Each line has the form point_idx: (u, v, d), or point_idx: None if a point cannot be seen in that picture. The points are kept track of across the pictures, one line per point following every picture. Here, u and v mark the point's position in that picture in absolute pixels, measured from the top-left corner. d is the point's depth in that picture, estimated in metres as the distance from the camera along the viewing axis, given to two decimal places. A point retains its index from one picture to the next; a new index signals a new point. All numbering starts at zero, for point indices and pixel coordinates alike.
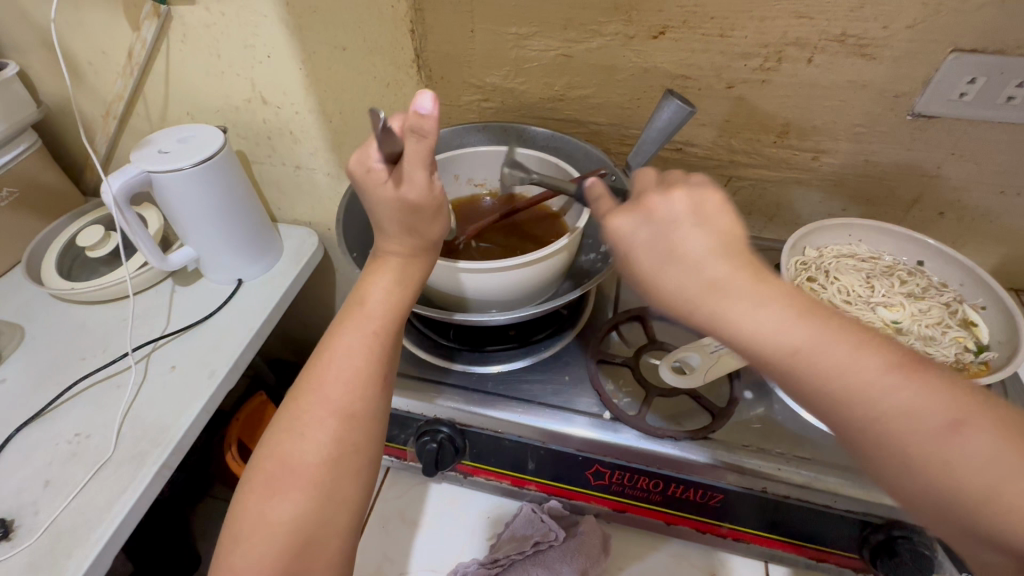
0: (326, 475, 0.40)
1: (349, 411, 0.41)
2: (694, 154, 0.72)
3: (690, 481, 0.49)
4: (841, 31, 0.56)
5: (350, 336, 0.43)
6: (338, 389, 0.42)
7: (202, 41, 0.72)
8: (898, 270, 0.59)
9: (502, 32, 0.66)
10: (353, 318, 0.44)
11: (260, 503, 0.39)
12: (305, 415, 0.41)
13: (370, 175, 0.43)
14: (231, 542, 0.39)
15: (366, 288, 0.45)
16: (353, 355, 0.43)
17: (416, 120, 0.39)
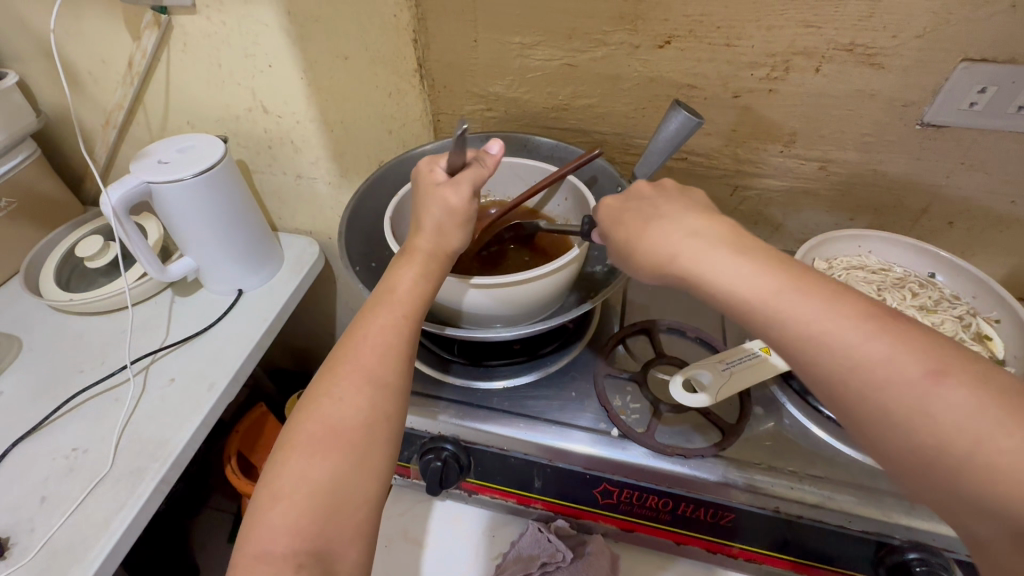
0: (361, 439, 0.38)
1: (384, 381, 0.41)
2: (699, 163, 0.71)
3: (701, 500, 0.47)
4: (849, 40, 0.56)
5: (384, 310, 0.43)
6: (376, 358, 0.41)
7: (203, 50, 0.72)
8: (909, 282, 0.58)
9: (506, 41, 0.66)
10: (385, 293, 0.44)
11: (299, 466, 0.37)
12: (339, 379, 0.40)
13: (428, 176, 0.47)
14: (258, 509, 0.36)
15: (400, 264, 0.46)
16: (390, 327, 0.43)
17: (484, 153, 0.47)
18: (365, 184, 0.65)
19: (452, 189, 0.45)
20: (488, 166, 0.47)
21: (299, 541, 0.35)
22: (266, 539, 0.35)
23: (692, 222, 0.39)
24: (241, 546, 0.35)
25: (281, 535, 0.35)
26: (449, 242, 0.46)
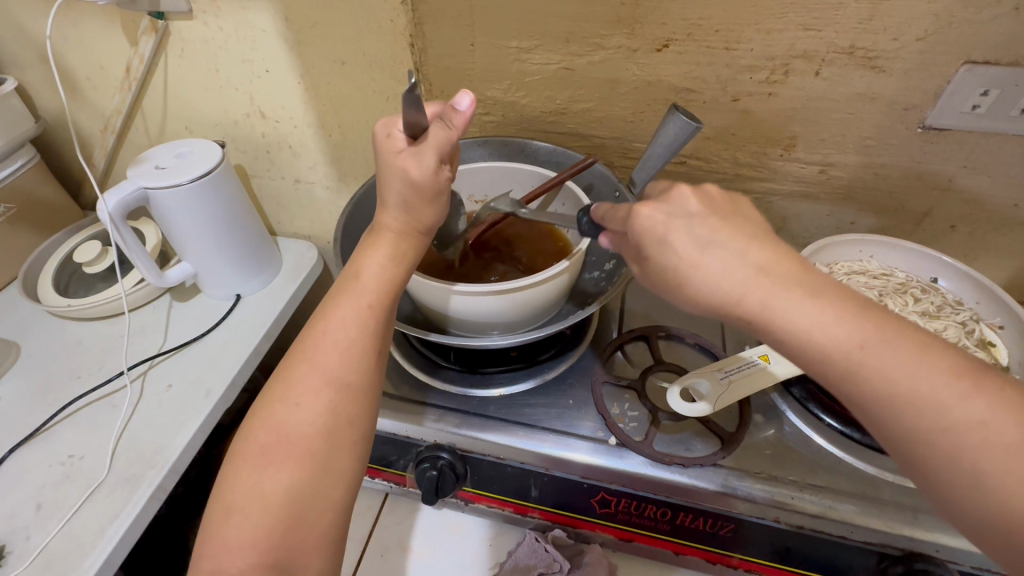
0: (318, 445, 0.38)
1: (343, 383, 0.40)
2: (699, 167, 0.71)
3: (700, 510, 0.47)
4: (850, 43, 0.55)
5: (343, 304, 0.42)
6: (334, 358, 0.40)
7: (200, 55, 0.72)
8: (911, 288, 0.57)
9: (503, 45, 0.65)
10: (347, 285, 0.43)
11: (253, 475, 0.37)
12: (295, 383, 0.39)
13: (387, 144, 0.43)
14: (219, 521, 0.37)
15: (363, 254, 0.44)
16: (349, 325, 0.41)
17: (449, 112, 0.43)
18: (361, 190, 0.64)
19: (416, 157, 0.42)
20: (449, 124, 0.43)
21: (257, 553, 0.35)
22: (229, 554, 0.35)
23: (711, 256, 0.35)
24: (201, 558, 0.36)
25: (239, 547, 0.35)
26: (417, 221, 0.45)
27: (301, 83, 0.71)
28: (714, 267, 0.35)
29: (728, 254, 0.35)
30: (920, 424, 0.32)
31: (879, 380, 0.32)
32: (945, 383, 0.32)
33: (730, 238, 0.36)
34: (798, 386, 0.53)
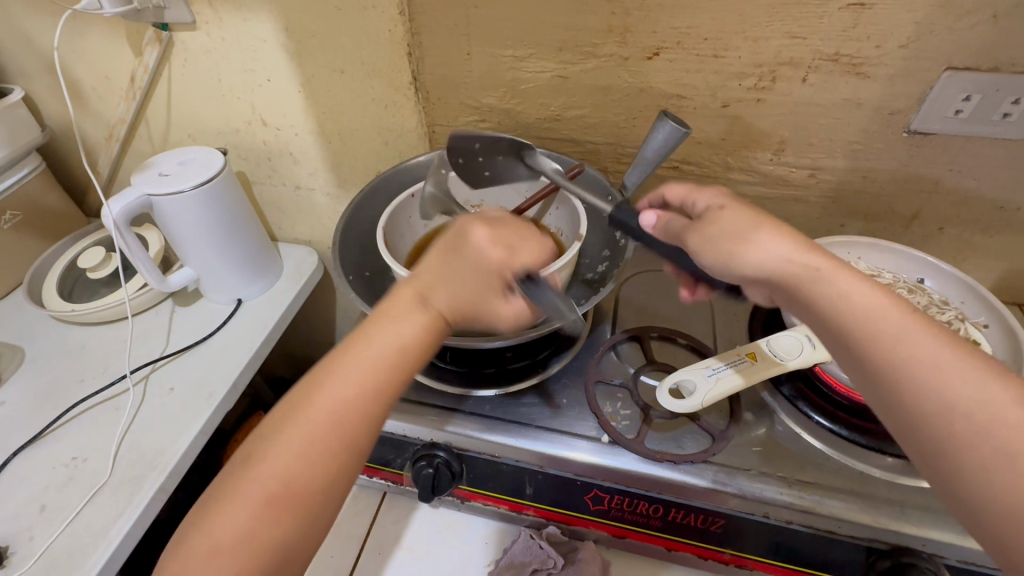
0: (317, 502, 0.38)
1: (360, 444, 0.39)
2: (691, 172, 0.72)
3: (691, 506, 0.48)
4: (835, 50, 0.57)
5: (369, 359, 0.40)
6: (356, 419, 0.39)
7: (202, 65, 0.73)
8: (898, 289, 0.58)
9: (498, 54, 0.67)
10: (377, 334, 0.41)
11: (253, 519, 0.36)
12: (303, 430, 0.38)
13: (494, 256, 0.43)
14: (199, 532, 0.37)
15: (401, 311, 0.41)
16: (378, 387, 0.40)
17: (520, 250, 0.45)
18: (359, 194, 0.65)
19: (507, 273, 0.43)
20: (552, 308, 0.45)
21: None
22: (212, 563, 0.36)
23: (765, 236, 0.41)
24: (185, 561, 0.36)
25: None
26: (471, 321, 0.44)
27: (302, 91, 0.72)
28: (767, 243, 0.40)
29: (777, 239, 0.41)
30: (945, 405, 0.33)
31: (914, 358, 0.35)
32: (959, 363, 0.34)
33: (779, 226, 0.42)
34: (788, 385, 0.54)
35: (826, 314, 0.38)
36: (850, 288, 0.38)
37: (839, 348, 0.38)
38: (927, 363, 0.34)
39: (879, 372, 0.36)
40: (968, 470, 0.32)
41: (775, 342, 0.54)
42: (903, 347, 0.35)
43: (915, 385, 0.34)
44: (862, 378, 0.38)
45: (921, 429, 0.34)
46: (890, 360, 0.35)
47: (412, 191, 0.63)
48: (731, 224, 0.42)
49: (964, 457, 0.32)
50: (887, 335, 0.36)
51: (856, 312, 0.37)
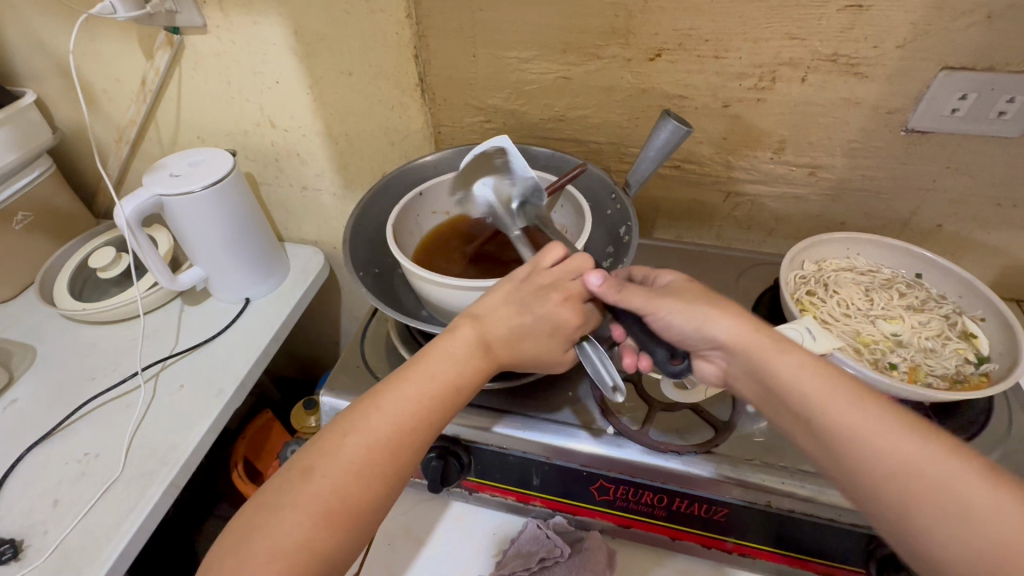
0: (369, 522, 0.41)
1: (409, 468, 0.43)
2: (693, 171, 0.73)
3: (695, 495, 0.49)
4: (832, 51, 0.58)
5: (431, 391, 0.44)
6: (411, 445, 0.43)
7: (213, 68, 0.75)
8: (897, 284, 0.59)
9: (504, 56, 0.68)
10: (440, 367, 0.45)
11: (309, 531, 0.38)
12: (363, 452, 0.41)
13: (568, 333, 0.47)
14: (243, 533, 0.39)
15: (465, 350, 0.46)
16: (428, 416, 0.44)
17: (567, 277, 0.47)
18: (368, 193, 0.67)
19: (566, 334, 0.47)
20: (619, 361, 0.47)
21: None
22: (247, 548, 0.38)
23: (718, 319, 0.44)
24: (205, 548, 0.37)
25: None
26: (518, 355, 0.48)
27: (310, 93, 0.74)
28: (726, 322, 0.44)
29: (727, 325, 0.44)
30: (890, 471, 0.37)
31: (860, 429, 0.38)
32: (898, 424, 0.38)
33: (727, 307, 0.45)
34: None
35: (783, 389, 0.42)
36: (799, 363, 0.42)
37: (795, 423, 0.41)
38: (869, 427, 0.38)
39: (831, 440, 0.39)
40: (933, 528, 0.35)
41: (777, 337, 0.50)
42: (850, 414, 0.39)
43: (863, 451, 0.38)
44: (818, 450, 0.40)
45: (882, 494, 0.37)
46: (841, 430, 0.39)
47: (420, 190, 0.65)
48: (693, 300, 0.46)
49: (925, 516, 0.35)
50: (834, 406, 0.40)
51: (804, 386, 0.41)
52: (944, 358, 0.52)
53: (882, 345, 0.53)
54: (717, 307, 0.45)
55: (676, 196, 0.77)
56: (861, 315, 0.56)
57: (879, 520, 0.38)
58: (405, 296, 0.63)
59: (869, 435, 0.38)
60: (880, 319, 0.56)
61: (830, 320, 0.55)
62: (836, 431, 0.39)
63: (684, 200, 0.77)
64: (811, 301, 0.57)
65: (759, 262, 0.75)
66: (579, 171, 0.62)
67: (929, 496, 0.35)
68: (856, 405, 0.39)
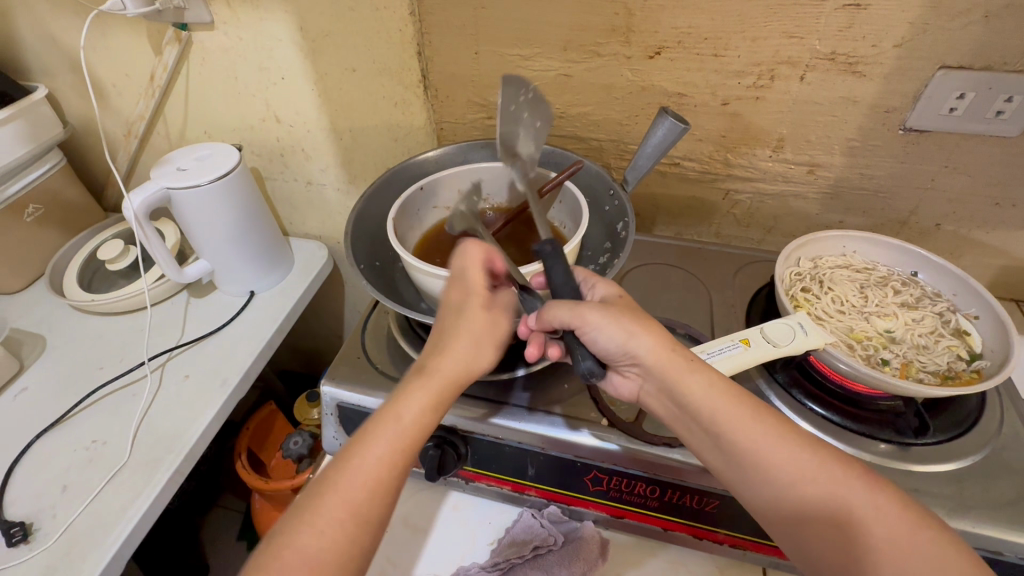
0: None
1: (366, 517, 0.43)
2: (692, 169, 0.74)
3: (687, 486, 0.49)
4: (831, 50, 0.58)
5: (379, 451, 0.45)
6: (364, 494, 0.43)
7: (220, 64, 0.76)
8: (892, 281, 0.59)
9: (505, 53, 0.69)
10: (380, 426, 0.46)
11: None
12: (316, 508, 0.42)
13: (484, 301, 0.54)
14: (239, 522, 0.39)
15: (401, 400, 0.48)
16: (379, 464, 0.44)
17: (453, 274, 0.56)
18: (370, 188, 0.68)
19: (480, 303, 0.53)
20: (559, 327, 0.48)
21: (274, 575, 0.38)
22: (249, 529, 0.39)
23: (641, 335, 0.47)
24: None
25: None
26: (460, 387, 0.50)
27: (314, 89, 0.75)
28: (649, 339, 0.46)
29: (648, 344, 0.46)
30: (789, 481, 0.41)
31: (760, 448, 0.43)
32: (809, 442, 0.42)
33: (649, 324, 0.48)
34: (782, 372, 0.56)
35: (694, 408, 0.45)
36: (707, 383, 0.45)
37: (705, 438, 0.45)
38: (765, 444, 0.43)
39: (740, 456, 0.43)
40: (824, 525, 0.40)
41: (767, 329, 0.53)
42: (754, 430, 0.44)
43: (764, 465, 0.42)
44: (725, 464, 0.44)
45: (785, 500, 0.41)
46: (745, 445, 0.43)
47: (420, 184, 0.65)
48: (623, 315, 0.47)
49: (818, 519, 0.40)
50: (736, 422, 0.44)
51: (709, 403, 0.45)
52: (936, 354, 0.53)
53: (874, 341, 0.54)
54: (641, 325, 0.47)
55: (675, 193, 0.78)
56: (856, 312, 0.56)
57: (780, 525, 0.42)
58: (405, 289, 0.64)
59: (769, 449, 0.43)
60: (874, 316, 0.56)
61: (823, 316, 0.56)
62: (742, 444, 0.43)
63: (683, 197, 0.78)
64: (805, 297, 0.57)
65: (757, 259, 0.75)
66: (575, 168, 0.62)
67: (817, 503, 0.40)
68: (757, 422, 0.44)
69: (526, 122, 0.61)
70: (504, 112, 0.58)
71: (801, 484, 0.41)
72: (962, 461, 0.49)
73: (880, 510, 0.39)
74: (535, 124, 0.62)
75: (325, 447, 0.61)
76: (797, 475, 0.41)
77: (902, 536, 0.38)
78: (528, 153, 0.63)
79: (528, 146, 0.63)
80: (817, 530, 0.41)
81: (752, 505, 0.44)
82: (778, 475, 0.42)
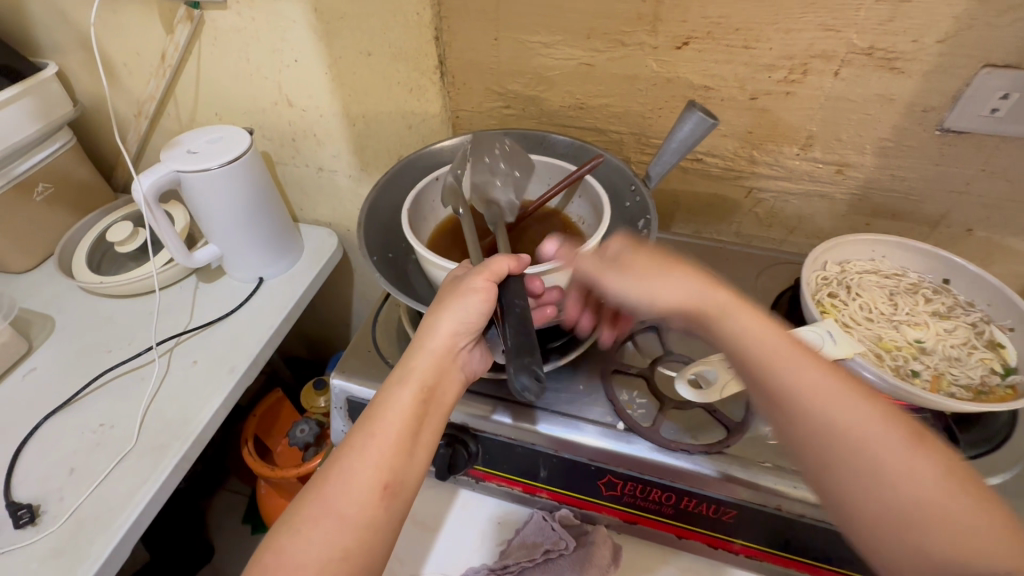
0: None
1: (353, 521, 0.42)
2: (715, 165, 0.72)
3: (704, 495, 0.48)
4: (869, 44, 0.56)
5: (360, 471, 0.43)
6: (349, 498, 0.42)
7: (232, 45, 0.74)
8: (923, 289, 0.57)
9: (527, 41, 0.66)
10: (357, 444, 0.44)
11: None
12: (311, 514, 0.42)
13: (485, 273, 0.48)
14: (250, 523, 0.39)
15: (378, 414, 0.46)
16: (364, 465, 0.43)
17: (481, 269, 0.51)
18: (384, 178, 0.66)
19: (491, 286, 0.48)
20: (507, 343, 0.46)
21: None
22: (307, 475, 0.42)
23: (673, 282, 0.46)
24: None
25: None
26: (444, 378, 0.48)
27: (328, 72, 0.73)
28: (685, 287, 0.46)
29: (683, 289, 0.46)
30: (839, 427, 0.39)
31: (808, 392, 0.40)
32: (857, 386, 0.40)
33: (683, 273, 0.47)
34: None
35: (732, 347, 0.43)
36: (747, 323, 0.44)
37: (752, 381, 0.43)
38: (813, 389, 0.40)
39: (786, 394, 0.41)
40: (867, 480, 0.38)
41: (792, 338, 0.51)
42: (800, 372, 0.41)
43: (811, 409, 0.40)
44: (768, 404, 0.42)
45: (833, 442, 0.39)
46: (790, 384, 0.41)
47: (436, 174, 0.64)
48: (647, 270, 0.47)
49: (860, 472, 0.38)
50: (799, 373, 0.41)
51: (770, 352, 0.42)
52: (969, 367, 0.51)
53: (904, 351, 0.52)
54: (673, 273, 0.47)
55: (696, 189, 0.75)
56: (884, 319, 0.54)
57: (825, 475, 0.40)
58: (419, 283, 0.62)
59: (821, 396, 0.40)
60: (904, 325, 0.54)
61: (851, 323, 0.54)
62: (789, 385, 0.41)
63: (704, 194, 0.75)
64: (832, 303, 0.55)
65: (778, 261, 0.73)
66: (597, 160, 0.60)
67: (856, 448, 0.39)
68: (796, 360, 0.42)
69: (502, 172, 0.65)
70: (475, 162, 0.65)
71: (851, 441, 0.39)
72: (992, 479, 0.47)
73: (945, 497, 0.37)
74: (514, 176, 0.65)
75: (334, 439, 0.60)
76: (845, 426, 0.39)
77: (941, 507, 0.37)
78: (506, 199, 0.64)
79: (505, 193, 0.65)
80: (858, 481, 0.39)
81: (796, 448, 0.41)
82: (826, 419, 0.40)
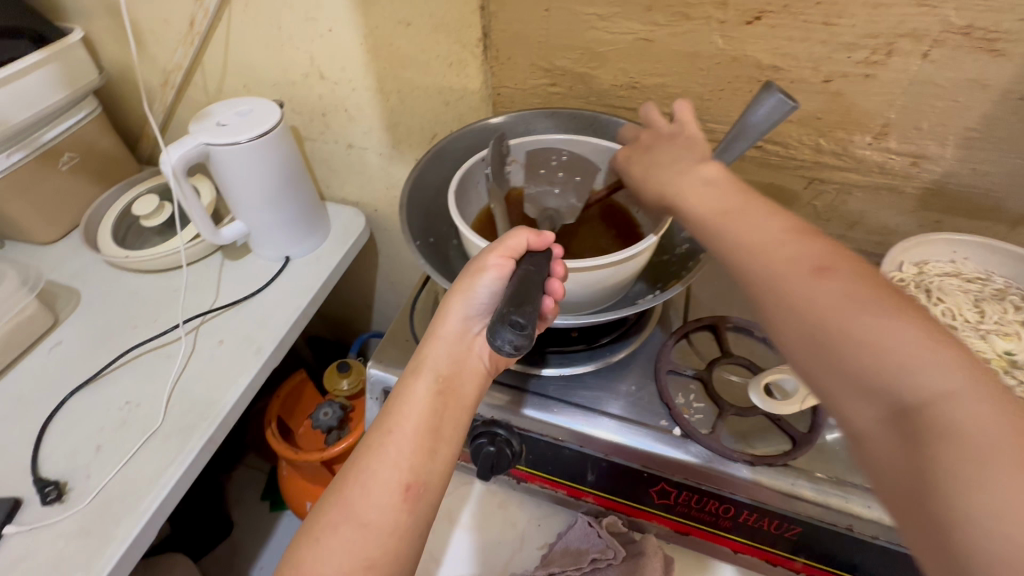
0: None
1: (379, 523, 0.40)
2: (776, 153, 0.67)
3: (767, 510, 0.45)
4: (966, 23, 0.50)
5: (381, 470, 0.41)
6: (370, 499, 0.40)
7: (264, 12, 0.70)
8: (1010, 295, 0.52)
9: (580, 12, 0.62)
10: (376, 443, 0.43)
11: None
12: (341, 516, 0.40)
13: (500, 250, 0.47)
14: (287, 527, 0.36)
15: (396, 409, 0.45)
16: (383, 462, 0.42)
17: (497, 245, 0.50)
18: (426, 156, 0.62)
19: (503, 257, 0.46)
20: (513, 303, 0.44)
21: None
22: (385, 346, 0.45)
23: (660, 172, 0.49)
24: None
25: None
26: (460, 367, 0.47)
27: (364, 43, 0.69)
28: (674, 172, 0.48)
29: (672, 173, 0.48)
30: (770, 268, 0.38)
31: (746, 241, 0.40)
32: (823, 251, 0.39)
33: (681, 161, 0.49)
34: None
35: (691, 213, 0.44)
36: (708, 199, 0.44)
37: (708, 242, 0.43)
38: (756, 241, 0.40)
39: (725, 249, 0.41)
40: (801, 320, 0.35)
41: None
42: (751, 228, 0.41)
43: (749, 254, 0.39)
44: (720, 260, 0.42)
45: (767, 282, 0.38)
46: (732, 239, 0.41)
47: (483, 155, 0.60)
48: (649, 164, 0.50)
49: (791, 309, 0.36)
50: (745, 232, 0.41)
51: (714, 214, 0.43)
52: None
53: (993, 363, 0.47)
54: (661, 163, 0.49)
55: (751, 179, 0.70)
56: (969, 327, 0.50)
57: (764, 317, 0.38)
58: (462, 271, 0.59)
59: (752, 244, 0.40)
60: (992, 334, 0.49)
61: None
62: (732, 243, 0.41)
63: (760, 184, 0.70)
64: None
65: None
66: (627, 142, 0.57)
67: (780, 283, 0.37)
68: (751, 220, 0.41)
69: (560, 180, 0.62)
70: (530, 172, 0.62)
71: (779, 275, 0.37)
72: None
73: (892, 332, 0.32)
74: (574, 182, 0.62)
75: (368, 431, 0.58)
76: (772, 263, 0.38)
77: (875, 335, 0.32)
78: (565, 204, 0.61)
79: (565, 199, 0.61)
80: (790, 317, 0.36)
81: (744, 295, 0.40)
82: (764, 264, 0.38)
